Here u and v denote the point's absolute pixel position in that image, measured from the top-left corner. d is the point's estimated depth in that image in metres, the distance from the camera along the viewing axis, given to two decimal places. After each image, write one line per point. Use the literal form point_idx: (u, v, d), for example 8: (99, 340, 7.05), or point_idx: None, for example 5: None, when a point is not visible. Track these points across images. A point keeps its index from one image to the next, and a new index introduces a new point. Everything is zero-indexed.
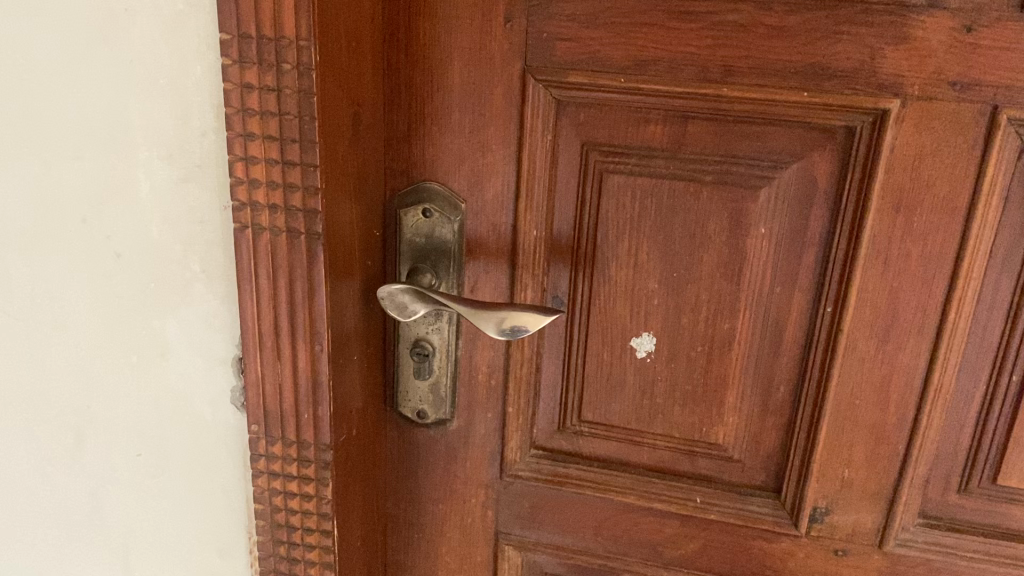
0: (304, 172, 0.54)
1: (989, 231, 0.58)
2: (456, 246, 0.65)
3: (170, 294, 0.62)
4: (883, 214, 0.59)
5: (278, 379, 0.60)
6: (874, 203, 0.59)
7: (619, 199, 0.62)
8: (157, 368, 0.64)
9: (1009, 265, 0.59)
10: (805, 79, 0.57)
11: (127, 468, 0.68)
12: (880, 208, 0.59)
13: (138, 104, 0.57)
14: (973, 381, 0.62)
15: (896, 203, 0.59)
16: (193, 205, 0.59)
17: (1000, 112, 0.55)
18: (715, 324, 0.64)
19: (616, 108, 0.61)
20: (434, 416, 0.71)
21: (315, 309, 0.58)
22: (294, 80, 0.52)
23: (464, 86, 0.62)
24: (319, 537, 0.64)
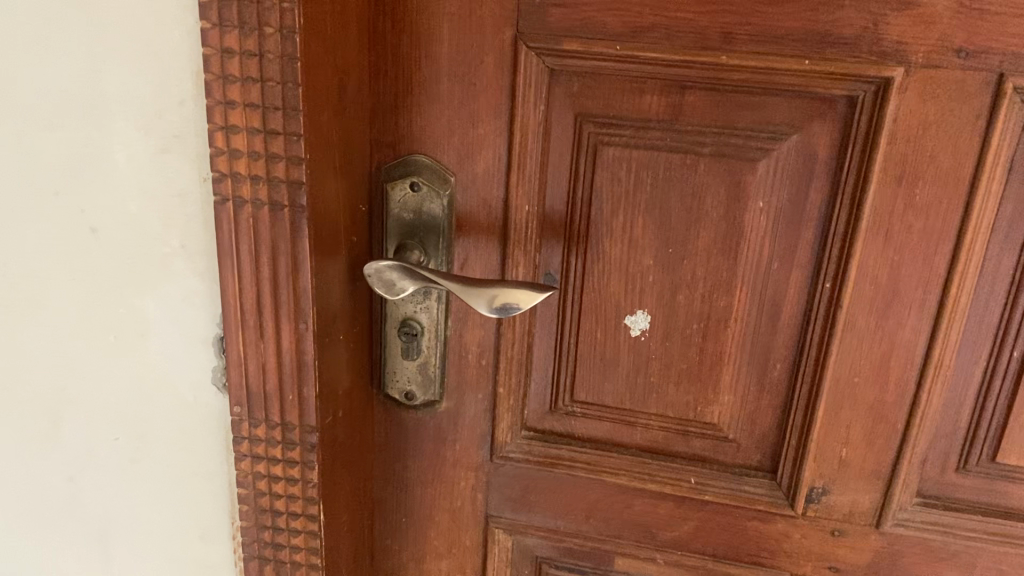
0: (287, 141, 0.52)
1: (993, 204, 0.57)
2: (446, 222, 0.63)
3: (148, 272, 0.59)
4: (883, 187, 0.57)
5: (261, 359, 0.58)
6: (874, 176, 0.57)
7: (614, 172, 0.61)
8: (136, 349, 0.62)
9: (1012, 240, 0.58)
10: (807, 47, 0.55)
11: (106, 453, 0.66)
12: (879, 180, 0.57)
13: (112, 71, 0.54)
14: (973, 357, 0.61)
15: (897, 175, 0.57)
16: (172, 177, 0.57)
17: (1006, 82, 0.54)
18: (711, 301, 0.63)
19: (611, 78, 0.59)
20: (423, 398, 0.69)
21: (299, 286, 0.55)
22: (277, 44, 0.50)
23: (454, 55, 0.59)
24: (305, 522, 0.63)
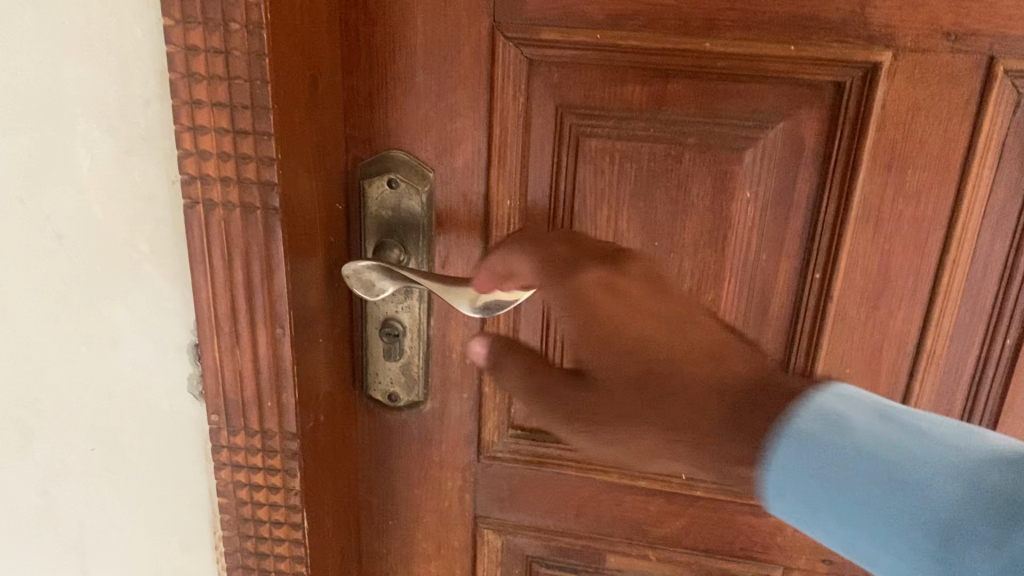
0: (257, 141, 0.50)
1: (665, 426, 0.50)
2: (425, 220, 0.61)
3: (118, 278, 0.57)
4: (754, 344, 0.55)
5: (237, 366, 0.56)
6: (648, 442, 0.51)
7: (597, 165, 0.59)
8: (108, 357, 0.60)
9: (721, 447, 0.49)
10: (792, 33, 0.54)
11: (80, 464, 0.64)
12: (597, 310, 0.53)
13: (72, 70, 0.52)
14: (966, 346, 0.60)
15: (742, 348, 0.52)
16: (139, 180, 0.54)
17: (996, 64, 0.52)
18: (700, 294, 0.61)
19: (591, 68, 0.57)
20: (407, 399, 0.68)
21: (275, 290, 0.53)
22: (244, 40, 0.47)
23: (429, 47, 0.57)
24: (289, 531, 0.61)
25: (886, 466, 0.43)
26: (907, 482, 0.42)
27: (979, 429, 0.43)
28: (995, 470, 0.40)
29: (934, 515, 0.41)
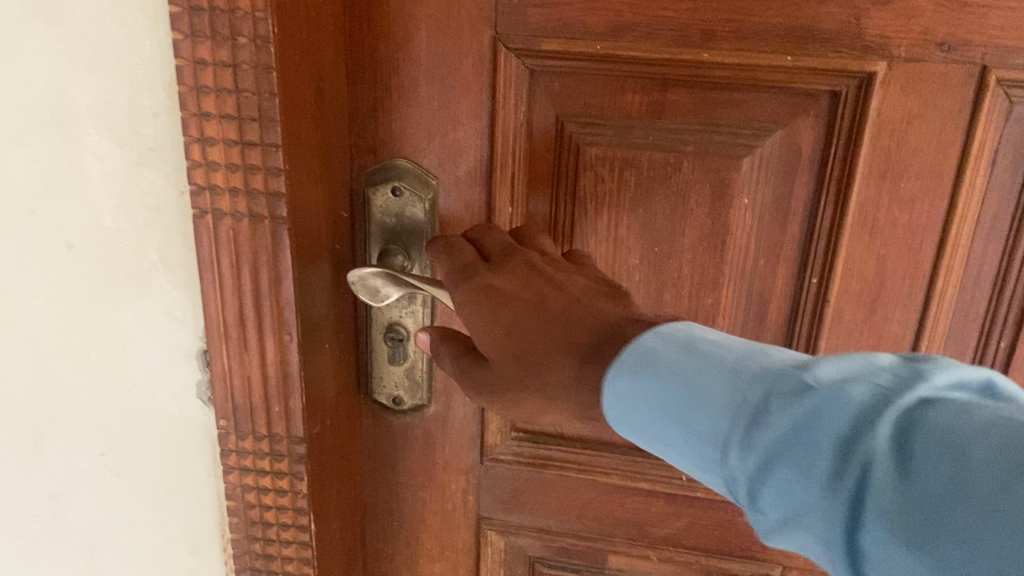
0: (265, 152, 0.51)
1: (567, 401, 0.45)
2: (429, 226, 0.62)
3: (128, 286, 0.58)
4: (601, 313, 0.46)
5: (245, 372, 0.57)
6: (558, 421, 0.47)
7: (598, 172, 0.60)
8: (118, 364, 0.61)
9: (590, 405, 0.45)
10: (789, 43, 0.55)
11: (90, 468, 0.65)
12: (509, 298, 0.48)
13: (83, 84, 0.53)
14: (961, 348, 0.61)
15: (604, 297, 0.47)
16: (148, 190, 0.55)
17: (989, 74, 0.53)
18: (699, 299, 0.62)
19: (592, 78, 0.58)
20: (411, 402, 0.69)
21: (282, 298, 0.54)
22: (251, 54, 0.48)
23: (432, 57, 0.58)
24: (296, 533, 0.62)
25: (692, 382, 0.40)
26: (702, 398, 0.40)
27: (770, 347, 0.40)
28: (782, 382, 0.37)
29: (732, 425, 0.38)
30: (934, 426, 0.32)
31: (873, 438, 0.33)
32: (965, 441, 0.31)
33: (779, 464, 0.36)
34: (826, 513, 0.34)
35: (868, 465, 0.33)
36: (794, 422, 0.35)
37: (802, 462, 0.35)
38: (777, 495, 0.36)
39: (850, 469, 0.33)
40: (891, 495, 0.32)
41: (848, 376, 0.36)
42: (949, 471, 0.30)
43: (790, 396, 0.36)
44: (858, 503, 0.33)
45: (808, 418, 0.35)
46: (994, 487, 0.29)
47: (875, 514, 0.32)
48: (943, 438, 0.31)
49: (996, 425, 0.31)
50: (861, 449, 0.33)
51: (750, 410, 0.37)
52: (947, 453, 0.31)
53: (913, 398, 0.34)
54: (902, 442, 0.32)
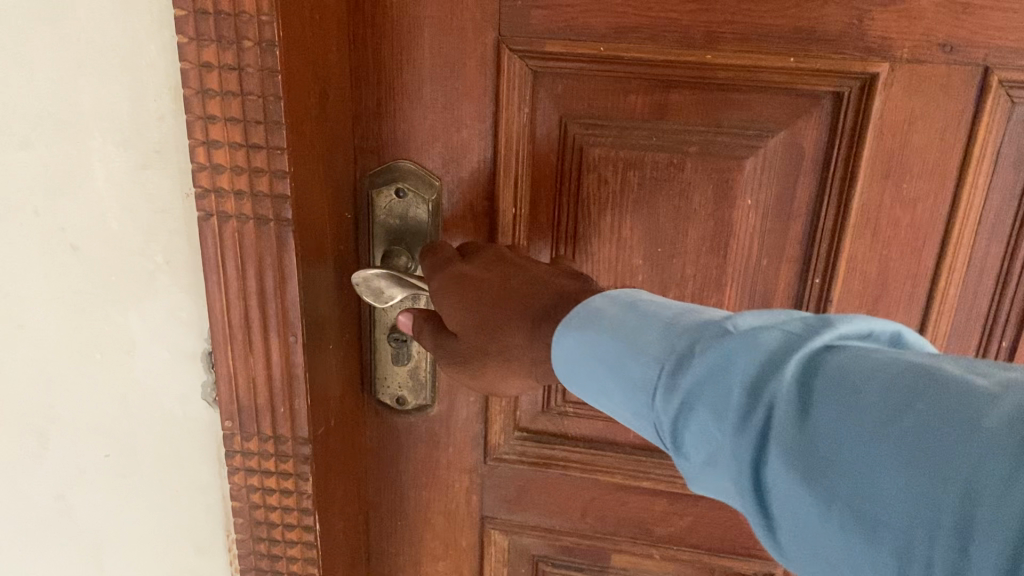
0: (270, 155, 0.51)
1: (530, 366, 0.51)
2: (432, 228, 0.62)
3: (133, 288, 0.59)
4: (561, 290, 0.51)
5: (250, 374, 0.57)
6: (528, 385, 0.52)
7: (601, 173, 0.60)
8: (123, 365, 0.61)
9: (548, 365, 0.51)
10: (791, 44, 0.55)
11: (96, 469, 0.65)
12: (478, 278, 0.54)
13: (88, 87, 0.53)
14: (962, 348, 0.62)
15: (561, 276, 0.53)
16: (153, 193, 0.56)
17: (991, 75, 0.54)
18: (701, 299, 0.63)
19: (594, 79, 0.58)
20: (414, 402, 0.69)
21: (287, 299, 0.55)
22: (256, 57, 0.48)
23: (436, 59, 0.59)
24: (301, 533, 0.62)
25: (627, 336, 0.42)
26: (634, 347, 0.41)
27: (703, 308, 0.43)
28: (705, 332, 0.39)
29: (657, 373, 0.40)
30: (834, 368, 0.34)
31: (778, 378, 0.35)
32: (857, 381, 0.33)
33: (695, 405, 0.37)
34: (732, 449, 0.36)
35: (772, 404, 0.35)
36: (709, 367, 0.37)
37: (714, 403, 0.37)
38: (698, 435, 0.38)
39: (756, 407, 0.35)
40: (792, 431, 0.34)
41: (762, 324, 0.37)
42: (844, 407, 0.33)
43: (709, 343, 0.38)
44: (763, 439, 0.35)
45: (720, 362, 0.37)
46: (885, 420, 0.31)
47: (777, 449, 0.34)
48: (841, 378, 0.33)
49: (888, 366, 0.33)
50: (767, 389, 0.35)
51: (675, 358, 0.39)
52: (843, 391, 0.33)
53: (820, 343, 0.36)
54: (806, 382, 0.34)
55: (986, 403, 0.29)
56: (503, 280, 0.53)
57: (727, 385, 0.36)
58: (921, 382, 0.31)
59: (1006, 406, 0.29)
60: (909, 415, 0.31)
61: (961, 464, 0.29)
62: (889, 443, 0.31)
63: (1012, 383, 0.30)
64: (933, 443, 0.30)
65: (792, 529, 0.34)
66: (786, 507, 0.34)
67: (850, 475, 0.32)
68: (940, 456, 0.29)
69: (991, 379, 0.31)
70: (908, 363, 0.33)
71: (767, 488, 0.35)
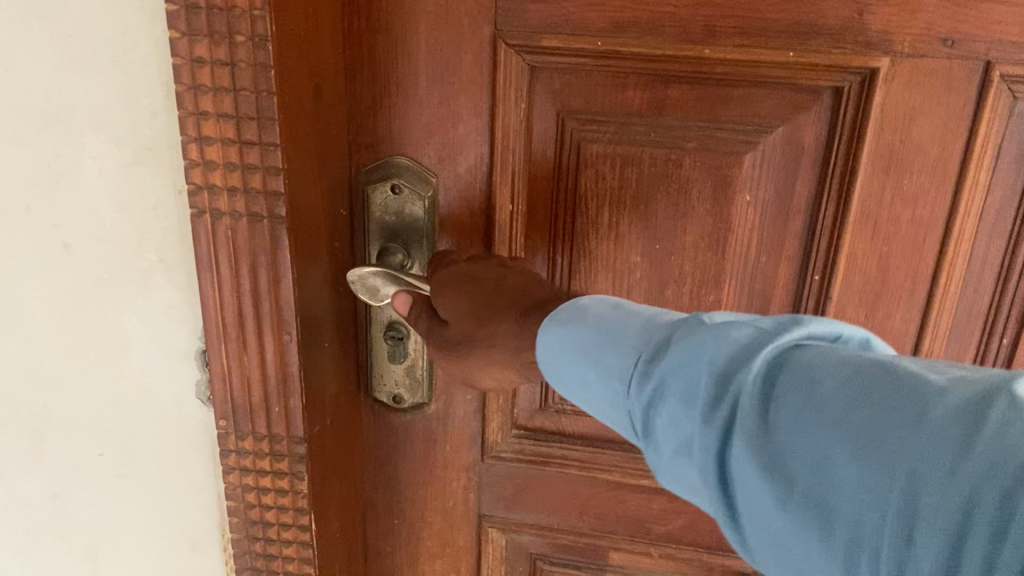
0: (263, 152, 0.50)
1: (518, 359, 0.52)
2: (429, 224, 0.62)
3: (126, 286, 0.58)
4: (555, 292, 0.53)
5: (245, 373, 0.57)
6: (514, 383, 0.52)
7: (599, 169, 0.60)
8: (116, 365, 0.61)
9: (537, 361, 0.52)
10: (791, 39, 0.54)
11: (90, 468, 0.64)
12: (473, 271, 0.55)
13: (80, 83, 0.52)
14: (963, 345, 0.61)
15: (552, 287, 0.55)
16: (146, 190, 0.55)
17: (993, 69, 0.53)
18: (700, 296, 0.62)
19: (592, 74, 0.58)
20: (411, 400, 0.69)
21: (282, 298, 0.54)
22: (248, 52, 0.48)
23: (432, 53, 0.58)
24: (297, 533, 0.62)
25: (609, 331, 0.42)
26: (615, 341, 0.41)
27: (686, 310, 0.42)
28: (678, 326, 0.39)
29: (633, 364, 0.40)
30: (804, 363, 0.34)
31: (746, 370, 0.35)
32: (825, 375, 0.33)
33: (662, 395, 0.38)
34: (695, 437, 0.36)
35: (736, 394, 0.35)
36: (679, 357, 0.37)
37: (684, 394, 0.36)
38: (667, 427, 0.37)
39: (720, 397, 0.35)
40: (754, 421, 0.34)
41: (734, 319, 0.38)
42: (805, 398, 0.33)
43: (681, 334, 0.38)
44: (726, 429, 0.35)
45: (689, 353, 0.37)
46: (851, 413, 0.31)
47: (739, 438, 0.34)
48: (805, 371, 0.33)
49: (857, 362, 0.33)
50: (733, 380, 0.35)
51: (647, 350, 0.39)
52: (806, 383, 0.33)
53: (793, 339, 0.36)
54: (770, 375, 0.34)
55: (940, 397, 0.30)
56: (498, 274, 0.55)
57: (693, 375, 0.36)
58: (888, 377, 0.31)
59: (959, 401, 0.29)
60: (866, 407, 0.31)
61: (911, 453, 0.29)
62: (846, 433, 0.31)
63: (975, 381, 0.30)
64: (889, 434, 0.30)
65: (750, 519, 0.34)
66: (746, 496, 0.34)
67: (808, 464, 0.32)
68: (892, 446, 0.29)
69: (948, 375, 0.31)
70: (874, 360, 0.33)
71: (728, 477, 0.35)
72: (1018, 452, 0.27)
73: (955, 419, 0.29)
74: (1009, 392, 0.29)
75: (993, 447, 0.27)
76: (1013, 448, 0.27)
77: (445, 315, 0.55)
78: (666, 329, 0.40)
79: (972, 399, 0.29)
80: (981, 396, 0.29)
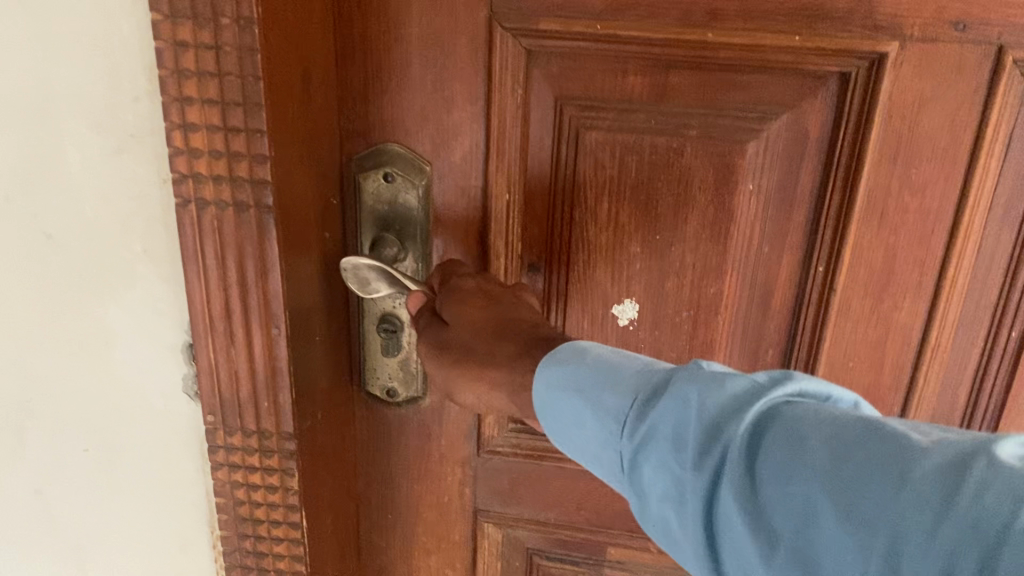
0: (250, 139, 0.48)
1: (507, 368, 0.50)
2: (423, 215, 0.60)
3: (110, 278, 0.56)
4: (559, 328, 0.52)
5: (232, 368, 0.55)
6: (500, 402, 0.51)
7: (598, 157, 0.58)
8: (101, 359, 0.59)
9: None
10: (797, 22, 0.52)
11: (75, 464, 0.63)
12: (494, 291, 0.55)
13: (59, 67, 0.50)
14: (971, 338, 0.60)
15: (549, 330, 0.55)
16: (129, 178, 0.53)
17: (1005, 55, 0.51)
18: (701, 288, 0.61)
19: (591, 59, 0.56)
20: (405, 394, 0.67)
21: (269, 289, 0.52)
22: (234, 36, 0.46)
23: (425, 37, 0.56)
24: (287, 530, 0.60)
25: (605, 371, 0.43)
26: (609, 381, 0.42)
27: None
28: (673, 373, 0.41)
29: (627, 406, 0.41)
30: (794, 418, 0.36)
31: (738, 423, 0.36)
32: (814, 432, 0.34)
33: (654, 442, 0.39)
34: (685, 486, 0.37)
35: (727, 446, 0.36)
36: (671, 404, 0.39)
37: (677, 443, 0.38)
38: (656, 475, 0.39)
39: (711, 447, 0.37)
40: (744, 474, 0.35)
41: (727, 370, 0.39)
42: (792, 453, 0.34)
43: (674, 381, 0.39)
44: (715, 479, 0.36)
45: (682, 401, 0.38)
46: (836, 471, 0.33)
47: (727, 489, 0.36)
48: (793, 427, 0.35)
49: (843, 420, 0.35)
50: (724, 431, 0.37)
51: (642, 394, 0.41)
52: (794, 439, 0.35)
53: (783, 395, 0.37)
54: (760, 429, 0.36)
55: (919, 456, 0.31)
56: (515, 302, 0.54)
57: (686, 422, 0.38)
58: (874, 437, 0.33)
59: (940, 463, 0.31)
60: (851, 466, 0.33)
61: (893, 513, 0.31)
62: (830, 489, 0.33)
63: (954, 441, 0.32)
64: (873, 495, 0.31)
65: (734, 571, 0.36)
66: (731, 548, 0.36)
67: (792, 517, 0.34)
68: (876, 507, 0.31)
69: (928, 436, 0.33)
70: (859, 418, 0.34)
71: (715, 528, 0.36)
72: (994, 513, 0.29)
73: (934, 479, 0.30)
74: (986, 454, 0.30)
75: (969, 509, 0.29)
76: (991, 512, 0.29)
77: (448, 317, 0.54)
78: (663, 374, 0.41)
79: (952, 460, 0.31)
80: (959, 457, 0.31)
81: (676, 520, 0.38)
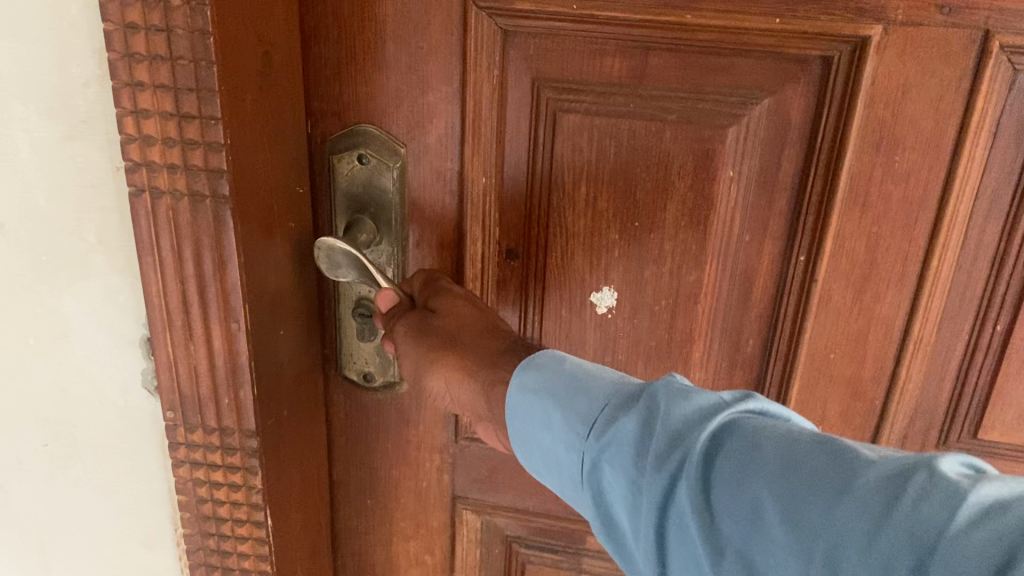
0: (203, 127, 0.47)
1: None
2: (397, 198, 0.59)
3: (66, 267, 0.55)
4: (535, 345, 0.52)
5: (192, 362, 0.54)
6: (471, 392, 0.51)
7: (575, 141, 0.57)
8: (58, 350, 0.58)
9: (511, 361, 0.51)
10: (778, 4, 0.51)
11: (33, 459, 0.62)
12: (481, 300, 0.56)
13: (6, 50, 0.49)
14: (955, 331, 0.58)
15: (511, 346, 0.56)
16: (80, 166, 0.52)
17: (992, 39, 0.50)
18: (680, 275, 0.60)
19: (568, 39, 0.54)
20: (382, 379, 0.66)
21: (227, 283, 0.51)
22: (185, 17, 0.44)
23: (399, 16, 0.55)
24: (252, 529, 0.60)
25: (579, 378, 0.44)
26: (583, 388, 0.44)
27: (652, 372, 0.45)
28: (645, 384, 0.42)
29: (597, 411, 0.42)
30: (754, 430, 0.37)
31: (700, 431, 0.38)
32: (771, 443, 0.36)
33: (617, 446, 0.40)
34: (643, 488, 0.39)
35: (688, 452, 0.38)
36: (639, 412, 0.40)
37: (640, 448, 0.39)
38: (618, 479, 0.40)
39: (671, 452, 0.38)
40: (701, 478, 0.37)
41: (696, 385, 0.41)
42: (747, 460, 0.36)
43: (646, 391, 0.41)
44: (672, 483, 0.38)
45: (649, 408, 0.40)
46: (789, 478, 0.34)
47: (684, 492, 0.37)
48: (751, 438, 0.37)
49: (799, 434, 0.36)
50: (686, 438, 0.38)
51: (615, 400, 0.42)
52: (751, 449, 0.36)
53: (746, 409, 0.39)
54: (721, 438, 0.38)
55: (867, 468, 0.33)
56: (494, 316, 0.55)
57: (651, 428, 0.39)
58: (827, 449, 0.35)
59: (886, 474, 0.32)
60: (802, 474, 0.34)
61: (837, 521, 0.32)
62: (778, 496, 0.34)
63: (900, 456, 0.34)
64: (821, 502, 0.33)
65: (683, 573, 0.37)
66: (682, 548, 0.37)
67: (743, 522, 0.35)
68: (822, 513, 0.33)
69: (877, 451, 0.34)
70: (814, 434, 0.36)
71: (667, 530, 0.38)
72: (930, 521, 0.30)
73: (879, 489, 0.32)
74: (928, 467, 0.32)
75: (907, 516, 0.31)
76: (928, 519, 0.30)
77: (435, 306, 0.55)
78: (636, 385, 0.43)
79: (896, 472, 0.32)
80: (902, 469, 0.32)
81: (631, 521, 0.40)
